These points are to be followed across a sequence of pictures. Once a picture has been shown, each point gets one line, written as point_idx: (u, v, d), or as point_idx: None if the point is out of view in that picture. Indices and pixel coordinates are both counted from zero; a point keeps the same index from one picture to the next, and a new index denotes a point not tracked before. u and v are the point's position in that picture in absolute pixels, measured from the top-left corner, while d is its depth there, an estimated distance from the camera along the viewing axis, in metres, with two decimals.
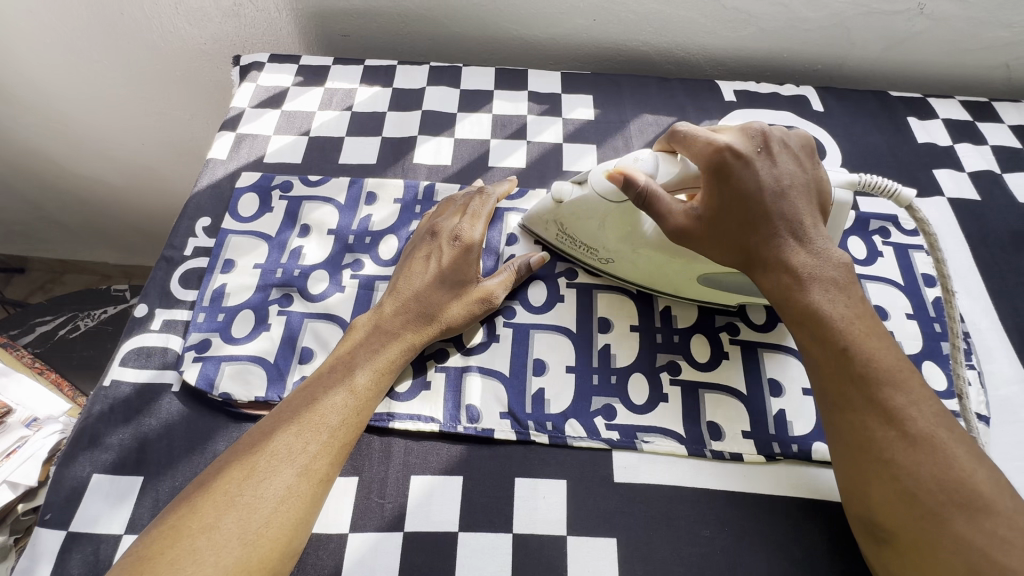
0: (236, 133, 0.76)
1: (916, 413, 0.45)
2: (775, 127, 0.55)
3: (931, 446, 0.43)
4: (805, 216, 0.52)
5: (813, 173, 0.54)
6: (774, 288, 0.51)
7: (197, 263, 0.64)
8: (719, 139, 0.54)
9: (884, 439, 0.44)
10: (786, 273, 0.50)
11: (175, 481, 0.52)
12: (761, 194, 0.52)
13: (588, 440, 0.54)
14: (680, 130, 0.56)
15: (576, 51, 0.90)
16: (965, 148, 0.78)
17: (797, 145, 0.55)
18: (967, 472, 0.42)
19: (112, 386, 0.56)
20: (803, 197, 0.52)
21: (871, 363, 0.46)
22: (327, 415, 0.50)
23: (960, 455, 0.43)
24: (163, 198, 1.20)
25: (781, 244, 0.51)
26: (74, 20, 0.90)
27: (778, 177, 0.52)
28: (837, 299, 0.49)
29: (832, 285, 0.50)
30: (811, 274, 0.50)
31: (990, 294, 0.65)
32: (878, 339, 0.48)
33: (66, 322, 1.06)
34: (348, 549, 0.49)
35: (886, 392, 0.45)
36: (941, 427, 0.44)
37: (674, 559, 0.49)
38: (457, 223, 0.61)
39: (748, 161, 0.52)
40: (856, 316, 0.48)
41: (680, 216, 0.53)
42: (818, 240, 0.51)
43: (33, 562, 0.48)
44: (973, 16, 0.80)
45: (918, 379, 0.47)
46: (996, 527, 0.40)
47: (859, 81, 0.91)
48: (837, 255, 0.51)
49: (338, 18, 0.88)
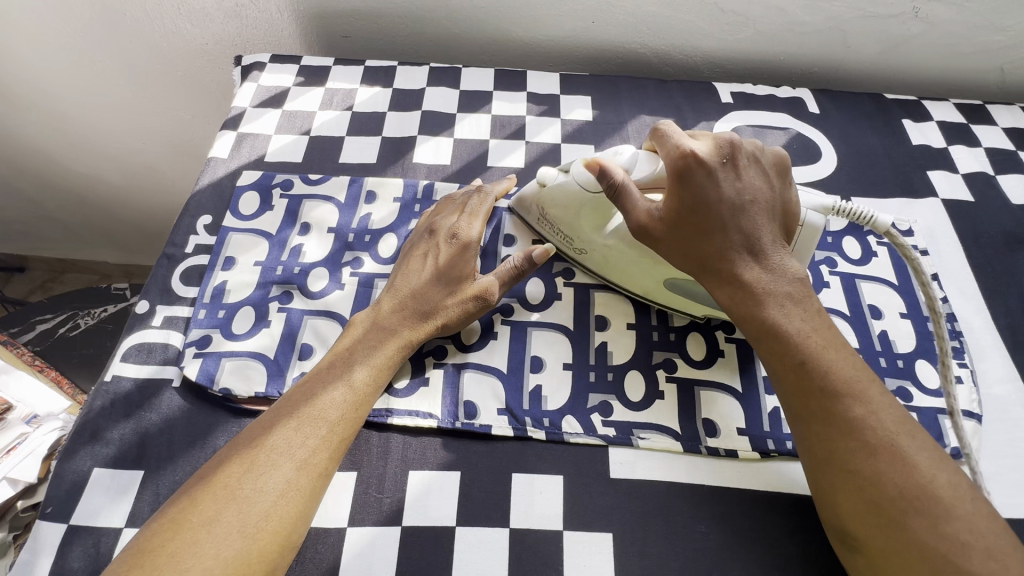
0: (238, 132, 0.77)
1: (876, 422, 0.45)
2: (746, 140, 0.55)
3: (892, 454, 0.44)
4: (764, 232, 0.52)
5: (776, 188, 0.54)
6: (733, 302, 0.52)
7: (198, 260, 0.65)
8: (688, 144, 0.53)
9: (846, 448, 0.45)
10: (741, 288, 0.51)
11: (175, 475, 0.52)
12: (720, 210, 0.52)
13: (584, 436, 0.55)
14: (662, 128, 0.56)
15: (574, 53, 0.91)
16: (960, 150, 0.78)
17: (766, 161, 0.55)
18: (927, 478, 0.43)
19: (113, 381, 0.57)
20: (762, 212, 0.53)
21: (830, 375, 0.47)
22: (326, 410, 0.50)
23: (921, 462, 0.44)
24: (163, 197, 1.20)
25: (739, 259, 0.52)
26: (76, 20, 0.90)
27: (740, 192, 0.53)
28: (795, 314, 0.50)
29: (787, 300, 0.50)
30: (767, 290, 0.51)
31: (984, 293, 0.66)
32: (837, 350, 0.48)
33: (66, 320, 1.06)
34: (345, 544, 0.49)
35: (845, 403, 0.46)
36: (902, 434, 0.45)
37: (670, 554, 0.50)
38: (455, 221, 0.62)
39: (711, 173, 0.52)
40: (813, 329, 0.49)
41: (642, 213, 0.54)
42: (775, 256, 0.52)
43: (34, 555, 0.48)
44: (967, 20, 0.81)
45: (878, 389, 0.47)
46: (957, 531, 0.41)
47: (856, 84, 0.92)
48: (794, 270, 0.52)
49: (339, 20, 0.89)
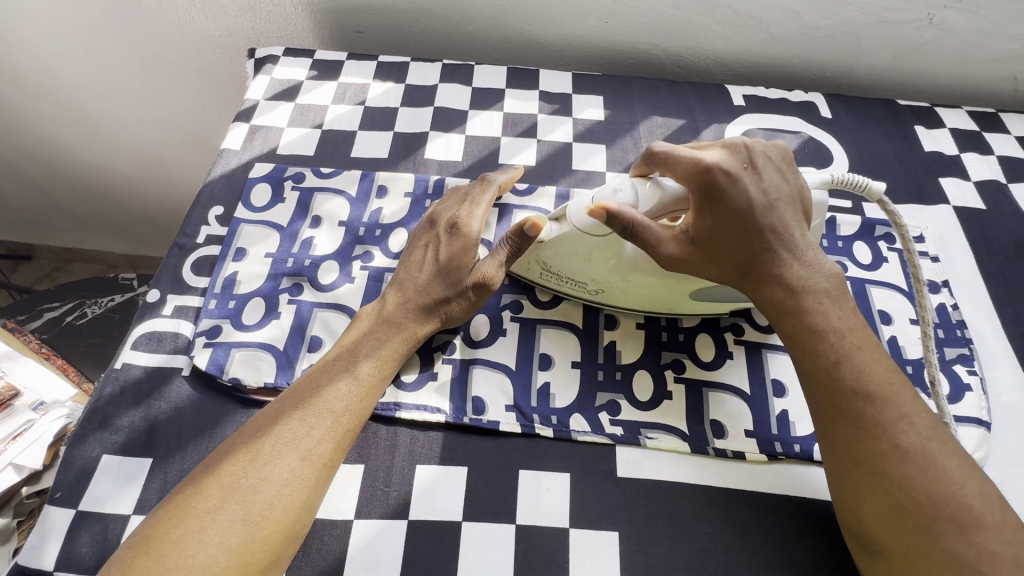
0: (250, 124, 0.77)
1: (908, 426, 0.45)
2: (755, 139, 0.55)
3: (925, 459, 0.44)
4: (794, 229, 0.53)
5: (795, 184, 0.55)
6: (769, 302, 0.52)
7: (209, 251, 0.65)
8: (705, 157, 0.52)
9: (877, 453, 0.45)
10: (779, 288, 0.51)
11: (184, 463, 0.52)
12: (751, 211, 0.51)
13: (592, 434, 0.55)
14: (657, 150, 0.55)
15: (587, 52, 0.91)
16: (972, 157, 0.78)
17: (775, 155, 0.55)
18: (957, 485, 0.43)
19: (123, 368, 0.57)
20: (791, 210, 0.53)
21: (863, 377, 0.47)
22: (332, 402, 0.50)
23: (951, 468, 0.44)
24: (171, 188, 1.21)
25: (773, 260, 0.52)
26: (93, 11, 0.91)
27: (766, 191, 0.52)
28: (831, 313, 0.50)
29: (826, 297, 0.51)
30: (805, 287, 0.51)
31: (994, 301, 0.66)
32: (869, 350, 0.48)
33: (73, 308, 1.07)
34: (353, 536, 0.49)
35: (878, 407, 0.46)
36: (932, 439, 0.45)
37: (676, 554, 0.50)
38: (456, 211, 0.62)
39: (736, 179, 0.52)
40: (849, 328, 0.49)
41: (671, 244, 0.53)
42: (807, 251, 0.53)
43: (42, 539, 0.49)
44: (981, 27, 0.81)
45: (910, 392, 0.47)
46: (986, 540, 0.41)
47: (868, 89, 0.92)
48: (828, 267, 0.52)
49: (352, 15, 0.89)
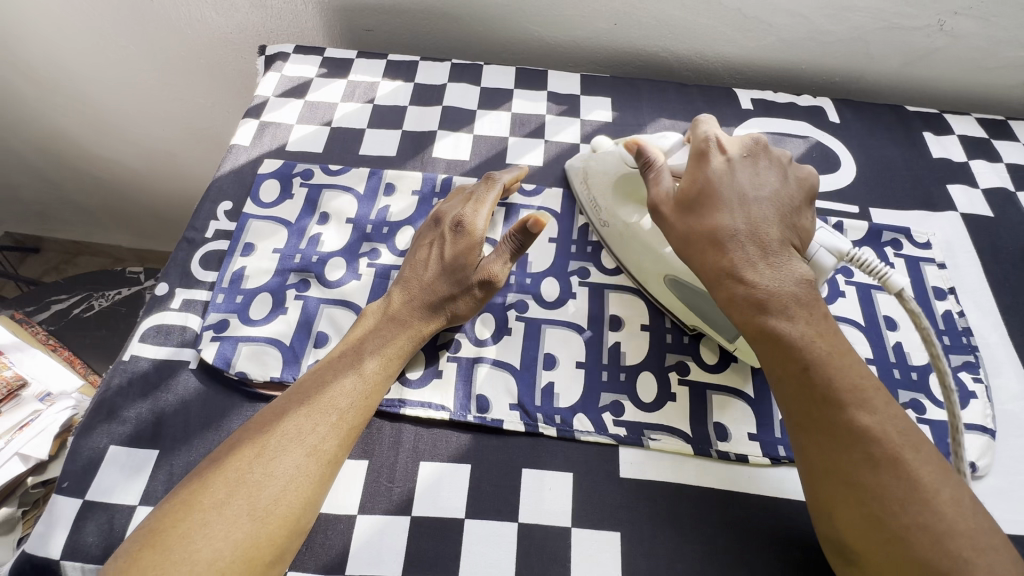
0: (260, 121, 0.77)
1: (882, 432, 0.45)
2: (773, 147, 0.59)
3: (896, 466, 0.44)
4: (773, 233, 0.53)
5: (794, 193, 0.56)
6: (733, 300, 0.51)
7: (218, 245, 0.66)
8: (715, 137, 0.58)
9: (849, 462, 0.45)
10: (744, 287, 0.51)
11: (190, 456, 0.53)
12: (729, 195, 0.54)
13: (596, 435, 0.55)
14: (698, 118, 0.60)
15: (595, 54, 0.91)
16: (980, 165, 0.78)
17: (789, 168, 0.58)
18: (930, 492, 0.43)
19: (131, 360, 0.57)
20: (772, 211, 0.54)
21: (835, 383, 0.46)
22: (337, 398, 0.50)
23: (925, 477, 0.43)
24: (180, 183, 1.22)
25: (744, 257, 0.52)
26: (106, 7, 0.92)
27: (756, 185, 0.55)
28: (799, 318, 0.49)
29: (793, 304, 0.49)
30: (772, 291, 0.50)
31: (1001, 309, 0.66)
32: (843, 357, 0.48)
33: (81, 300, 1.07)
34: (355, 531, 0.49)
35: (850, 412, 0.46)
36: (907, 447, 0.44)
37: (677, 555, 0.50)
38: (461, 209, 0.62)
39: (728, 162, 0.56)
40: (817, 334, 0.48)
41: (659, 192, 0.57)
42: (781, 257, 0.52)
43: (49, 527, 0.49)
44: (991, 35, 0.80)
45: (882, 396, 0.47)
46: (959, 548, 0.41)
47: (877, 95, 0.91)
48: (799, 273, 0.51)
49: (363, 14, 0.90)
